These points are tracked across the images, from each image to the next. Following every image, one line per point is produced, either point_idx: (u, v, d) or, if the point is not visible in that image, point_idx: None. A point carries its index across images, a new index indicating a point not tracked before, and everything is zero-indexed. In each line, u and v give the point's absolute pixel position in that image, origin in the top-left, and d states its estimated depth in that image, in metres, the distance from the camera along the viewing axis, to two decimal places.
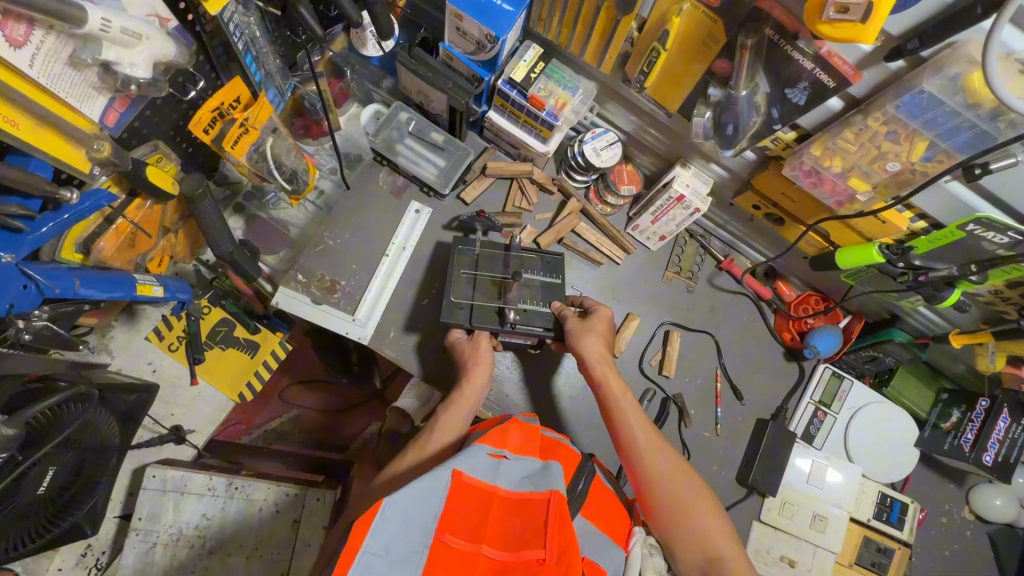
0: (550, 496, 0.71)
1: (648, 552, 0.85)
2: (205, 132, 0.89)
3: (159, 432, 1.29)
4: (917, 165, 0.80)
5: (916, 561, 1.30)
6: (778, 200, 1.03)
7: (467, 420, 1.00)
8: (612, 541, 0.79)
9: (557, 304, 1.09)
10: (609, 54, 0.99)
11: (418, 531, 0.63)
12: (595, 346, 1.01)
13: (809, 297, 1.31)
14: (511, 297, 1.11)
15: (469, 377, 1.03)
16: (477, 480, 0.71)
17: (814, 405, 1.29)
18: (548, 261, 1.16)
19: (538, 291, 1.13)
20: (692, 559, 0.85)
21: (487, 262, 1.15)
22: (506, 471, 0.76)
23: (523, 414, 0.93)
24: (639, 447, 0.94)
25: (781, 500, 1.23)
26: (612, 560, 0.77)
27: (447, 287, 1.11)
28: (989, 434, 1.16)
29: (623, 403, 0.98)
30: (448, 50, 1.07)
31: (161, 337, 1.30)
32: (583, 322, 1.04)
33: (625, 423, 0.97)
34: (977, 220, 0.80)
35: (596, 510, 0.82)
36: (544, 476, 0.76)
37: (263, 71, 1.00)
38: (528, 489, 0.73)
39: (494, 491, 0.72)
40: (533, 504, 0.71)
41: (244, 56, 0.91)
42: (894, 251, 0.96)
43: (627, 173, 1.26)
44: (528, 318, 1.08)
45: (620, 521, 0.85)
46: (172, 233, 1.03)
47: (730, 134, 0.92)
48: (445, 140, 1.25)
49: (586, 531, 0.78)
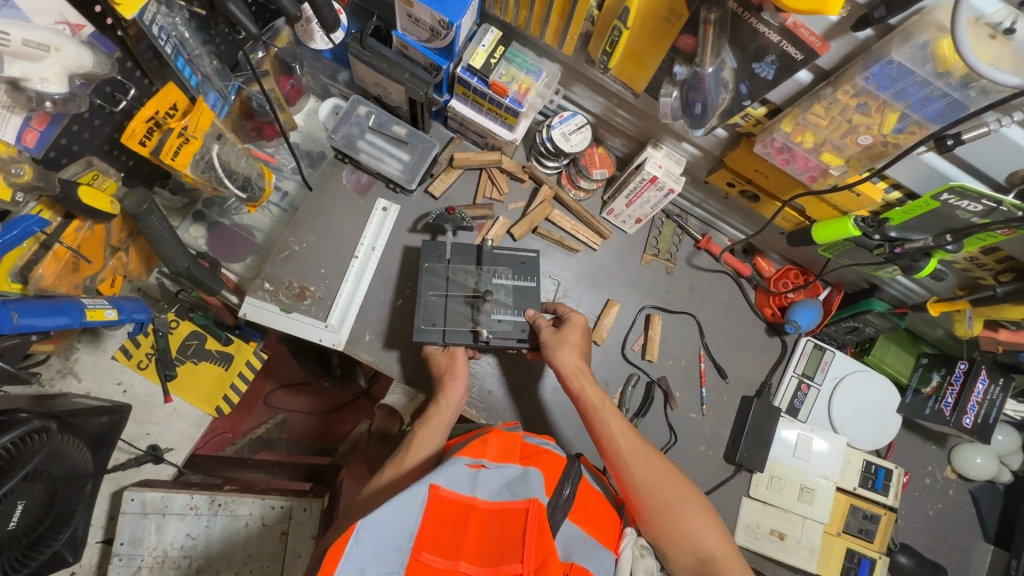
0: (529, 505, 0.70)
1: (639, 553, 0.84)
2: (141, 145, 0.83)
3: (135, 453, 1.25)
4: (889, 137, 0.77)
5: (901, 523, 1.33)
6: (753, 177, 1.01)
7: (445, 433, 0.98)
8: (601, 544, 0.79)
9: (530, 312, 1.07)
10: (570, 36, 0.94)
11: (394, 551, 0.63)
12: (570, 358, 1.01)
13: (788, 271, 1.29)
14: (484, 315, 1.08)
15: (445, 392, 1.03)
16: (455, 493, 0.71)
17: (797, 378, 1.29)
18: (522, 262, 1.14)
19: (512, 291, 1.11)
20: (683, 560, 0.85)
21: (459, 259, 1.12)
22: (485, 482, 0.75)
23: (504, 423, 0.92)
24: (622, 455, 0.92)
25: (768, 475, 1.24)
26: (601, 564, 0.76)
27: (421, 290, 1.09)
28: (968, 397, 1.17)
29: (603, 410, 0.97)
30: (401, 38, 1.01)
31: (128, 355, 1.26)
32: (557, 333, 1.04)
33: (606, 431, 0.95)
34: (951, 189, 0.79)
35: (584, 513, 0.82)
36: (524, 483, 0.75)
37: (200, 75, 0.96)
38: (507, 498, 0.72)
39: (473, 503, 0.71)
40: (513, 515, 0.70)
41: (174, 60, 0.88)
42: (869, 223, 0.93)
43: (599, 156, 1.21)
44: (502, 332, 1.08)
45: (608, 520, 0.85)
46: (122, 251, 0.99)
47: (698, 113, 0.88)
48: (408, 132, 1.19)
49: (573, 536, 0.78)
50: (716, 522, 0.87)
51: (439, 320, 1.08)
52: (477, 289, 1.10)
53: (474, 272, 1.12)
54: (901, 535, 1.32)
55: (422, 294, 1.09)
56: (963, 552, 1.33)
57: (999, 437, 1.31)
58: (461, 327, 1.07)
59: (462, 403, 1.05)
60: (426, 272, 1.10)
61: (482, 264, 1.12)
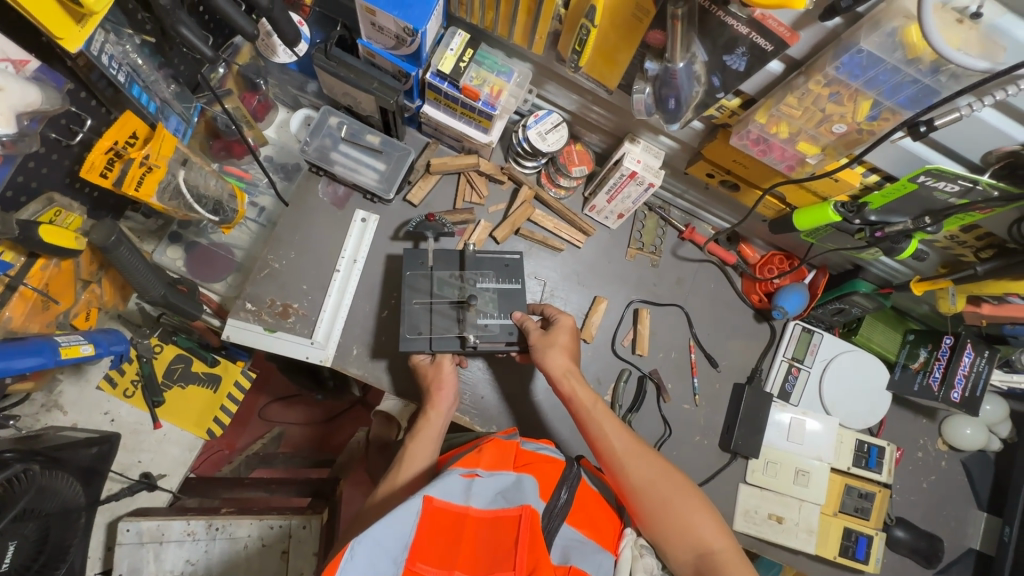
0: (522, 512, 0.71)
1: (639, 553, 0.84)
2: (103, 176, 0.80)
3: (127, 482, 1.22)
4: (863, 125, 0.77)
5: (897, 497, 1.35)
6: (731, 167, 1.00)
7: (436, 448, 0.97)
8: (600, 546, 0.80)
9: (517, 314, 1.07)
10: (538, 35, 0.92)
11: (388, 561, 0.63)
12: (558, 361, 1.01)
13: (773, 257, 1.29)
14: (469, 321, 1.07)
15: (433, 404, 1.02)
16: (450, 504, 0.72)
17: (787, 362, 1.29)
18: (506, 264, 1.13)
19: (497, 296, 1.11)
20: (683, 557, 0.85)
21: (441, 267, 1.11)
22: (479, 490, 0.75)
23: (501, 431, 0.92)
24: (616, 456, 0.92)
25: (764, 460, 1.25)
26: (600, 564, 0.77)
27: (405, 304, 1.07)
28: (955, 371, 1.18)
29: (595, 412, 0.97)
30: (367, 47, 0.99)
31: (114, 384, 1.24)
32: (545, 336, 1.04)
33: (599, 432, 0.95)
34: (928, 172, 0.78)
35: (582, 516, 0.82)
36: (517, 491, 0.75)
37: (158, 100, 0.94)
38: (500, 506, 0.73)
39: (467, 512, 0.72)
40: (506, 523, 0.71)
41: (129, 88, 0.86)
42: (849, 209, 0.92)
43: (578, 152, 1.21)
44: (490, 336, 1.07)
45: (607, 521, 0.86)
46: (94, 284, 0.97)
47: (672, 108, 0.87)
48: (383, 141, 1.17)
49: (571, 540, 0.78)
50: (713, 516, 0.87)
51: (425, 337, 1.07)
52: (462, 304, 1.08)
53: (458, 278, 1.11)
54: (897, 509, 1.34)
55: (406, 306, 1.07)
56: (958, 521, 1.35)
57: (988, 407, 1.32)
58: (447, 338, 1.06)
59: (453, 408, 1.05)
60: (409, 285, 1.09)
61: (466, 270, 1.11)
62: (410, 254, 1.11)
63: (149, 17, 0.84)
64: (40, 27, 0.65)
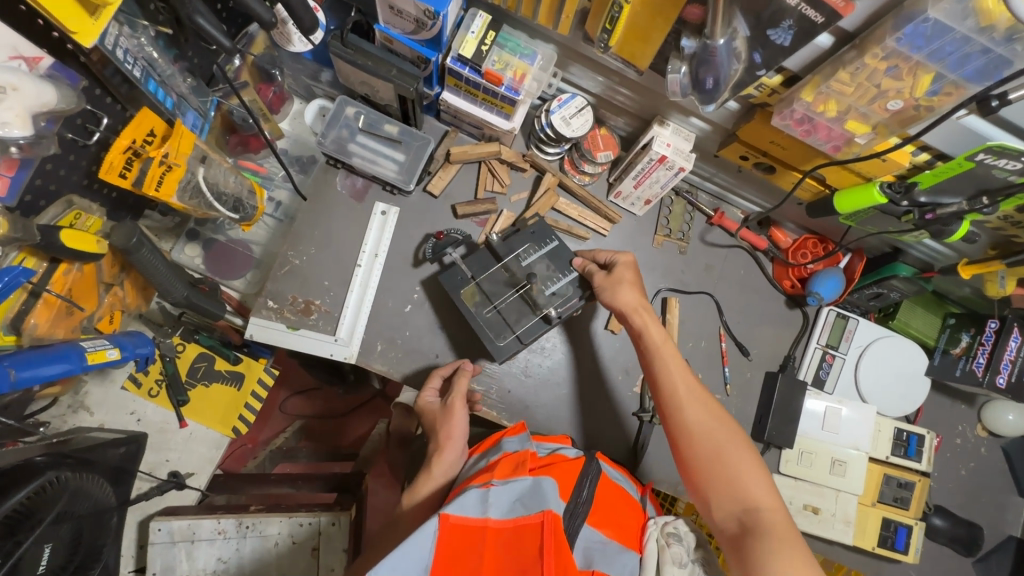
0: (543, 517, 0.69)
1: (666, 542, 0.80)
2: (121, 177, 0.77)
3: (156, 481, 1.23)
4: (922, 101, 0.71)
5: (934, 485, 1.32)
6: (769, 149, 0.95)
7: (434, 512, 0.87)
8: (623, 546, 0.78)
9: (579, 262, 1.07)
10: (565, 14, 0.88)
11: None
12: (627, 297, 1.00)
13: (806, 241, 1.25)
14: (540, 298, 1.06)
15: (438, 454, 0.92)
16: (466, 519, 0.69)
17: (821, 350, 1.26)
18: (532, 231, 1.11)
19: (539, 263, 1.09)
20: (726, 509, 0.81)
21: (490, 283, 1.08)
22: (496, 500, 0.73)
23: (511, 432, 0.91)
24: (675, 395, 0.91)
25: (798, 450, 1.22)
26: (624, 566, 0.76)
27: (483, 336, 1.05)
28: (1001, 356, 1.13)
29: (662, 350, 0.96)
30: (384, 32, 0.95)
31: (138, 384, 1.25)
32: (611, 277, 1.03)
33: (663, 369, 0.94)
34: (988, 149, 0.74)
35: (604, 515, 0.80)
36: (536, 495, 0.73)
37: (174, 95, 0.92)
38: (520, 513, 0.71)
39: (486, 524, 0.70)
40: (528, 529, 0.69)
41: (145, 83, 0.82)
42: (897, 188, 0.88)
43: (603, 137, 1.16)
44: (564, 299, 1.07)
45: (629, 515, 0.85)
46: (116, 286, 0.95)
47: (710, 89, 0.81)
48: (401, 130, 1.13)
49: (593, 541, 0.76)
50: (764, 474, 0.83)
51: (506, 331, 1.05)
52: (517, 282, 1.07)
53: (502, 267, 1.08)
54: (935, 498, 1.31)
55: (479, 321, 1.05)
56: (998, 508, 1.32)
57: None
58: (529, 324, 1.06)
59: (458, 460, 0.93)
60: (461, 300, 1.06)
61: (504, 257, 1.08)
62: (447, 283, 1.07)
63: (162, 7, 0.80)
64: (55, 21, 0.62)
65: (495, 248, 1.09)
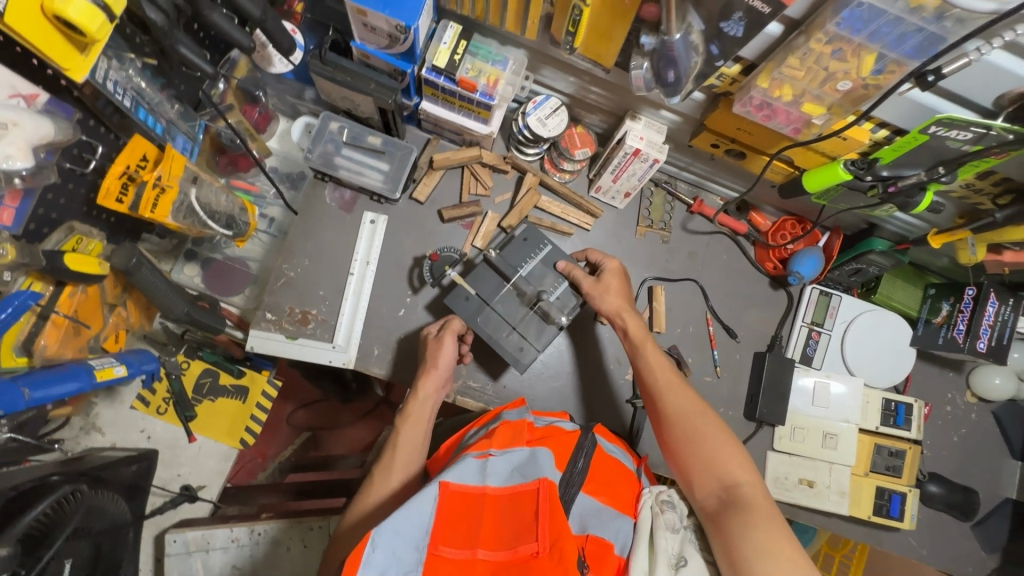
0: (539, 485, 0.73)
1: (659, 509, 0.83)
2: (119, 202, 0.83)
3: (169, 496, 1.29)
4: (868, 80, 0.75)
5: (927, 453, 1.35)
6: (737, 135, 0.99)
7: (427, 433, 0.99)
8: (617, 512, 0.81)
9: (563, 265, 1.08)
10: (531, 19, 0.92)
11: (411, 549, 0.66)
12: (609, 301, 1.06)
13: (785, 223, 1.29)
14: (550, 308, 1.06)
15: (424, 379, 1.05)
16: (466, 486, 0.74)
17: (807, 327, 1.29)
18: (523, 238, 1.10)
19: (537, 273, 1.08)
20: (708, 489, 0.85)
21: (497, 300, 1.07)
22: (494, 469, 0.77)
23: (512, 407, 0.96)
24: (655, 388, 0.97)
25: (790, 426, 1.25)
26: (618, 532, 0.78)
27: (505, 355, 1.04)
28: (979, 322, 1.16)
29: (644, 348, 1.02)
30: (361, 49, 0.98)
31: (147, 403, 1.29)
32: (598, 282, 1.07)
33: (645, 365, 1.00)
34: (939, 122, 0.77)
35: (599, 484, 0.84)
36: (533, 466, 0.78)
37: (164, 121, 0.94)
38: (517, 481, 0.75)
39: (485, 492, 0.74)
40: (524, 496, 0.73)
41: (136, 111, 0.85)
42: (860, 165, 0.92)
43: (579, 135, 1.19)
44: (565, 303, 1.08)
45: (625, 485, 0.87)
46: (120, 306, 1.00)
47: (672, 82, 0.86)
48: (384, 141, 1.17)
49: (588, 507, 0.80)
50: (743, 455, 0.86)
51: (526, 346, 1.05)
52: (524, 296, 1.07)
53: (506, 286, 1.07)
54: (929, 465, 1.34)
55: (499, 343, 1.05)
56: (992, 472, 1.35)
57: (1016, 355, 1.30)
58: (545, 334, 1.06)
59: (441, 393, 1.07)
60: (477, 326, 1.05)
61: (506, 274, 1.07)
62: (458, 313, 1.05)
63: (147, 39, 0.83)
64: (46, 59, 0.66)
65: (494, 265, 1.08)
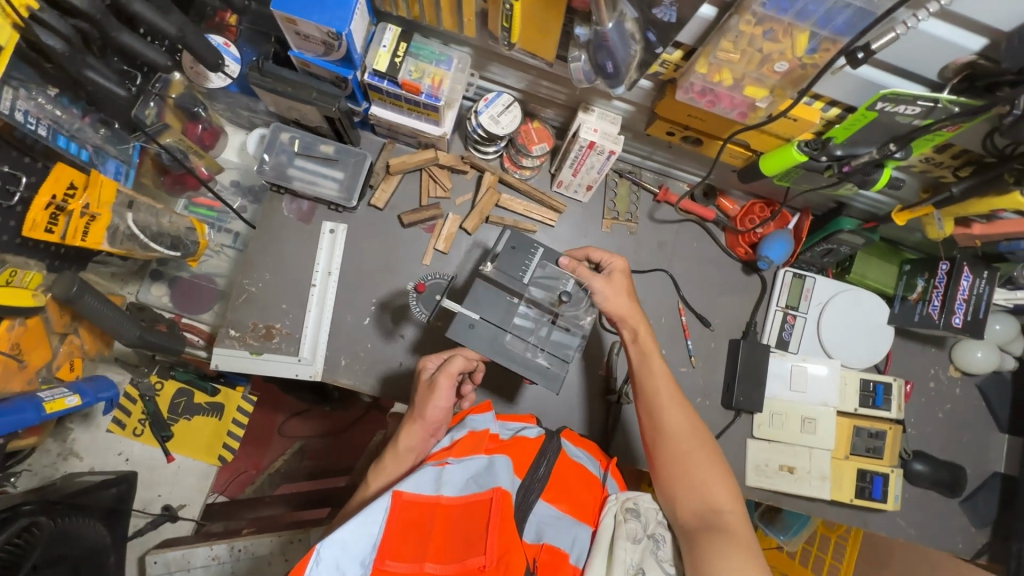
0: (493, 494, 0.72)
1: (623, 518, 0.82)
2: (48, 232, 0.82)
3: (150, 517, 1.29)
4: (804, 59, 0.73)
5: (912, 431, 1.32)
6: (689, 122, 0.96)
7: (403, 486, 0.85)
8: (576, 519, 0.81)
9: (565, 262, 0.92)
10: (466, 17, 0.90)
11: (356, 563, 0.66)
12: (618, 303, 0.95)
13: (753, 206, 1.27)
14: (565, 310, 0.93)
15: (409, 424, 0.88)
16: (420, 496, 0.73)
17: (782, 311, 1.27)
18: (512, 247, 0.94)
19: (542, 283, 0.93)
20: (690, 509, 0.84)
21: (504, 319, 0.89)
22: (450, 478, 0.75)
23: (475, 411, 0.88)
24: (658, 397, 0.91)
25: (768, 412, 1.23)
26: (574, 540, 0.79)
27: (536, 378, 0.88)
28: (955, 296, 1.14)
29: (650, 355, 0.94)
30: (299, 58, 0.96)
31: (122, 425, 1.29)
32: (607, 281, 0.95)
33: (649, 374, 0.93)
34: (885, 98, 0.74)
35: (560, 490, 0.83)
36: (489, 474, 0.76)
37: (90, 147, 0.95)
38: (472, 491, 0.74)
39: (439, 501, 0.73)
40: (478, 506, 0.72)
41: (56, 140, 0.87)
42: (813, 146, 0.89)
43: (536, 131, 1.17)
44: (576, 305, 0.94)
45: (587, 490, 0.86)
46: (71, 334, 0.99)
47: (613, 73, 0.84)
48: (337, 149, 1.16)
49: (546, 515, 0.79)
50: (729, 481, 0.86)
51: (552, 360, 0.90)
52: (533, 305, 0.91)
53: (511, 299, 0.90)
54: (914, 443, 1.32)
55: (524, 366, 0.87)
56: (979, 446, 1.33)
57: (997, 327, 1.27)
58: (566, 342, 0.92)
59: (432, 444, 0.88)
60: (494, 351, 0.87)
61: (504, 288, 0.91)
62: (471, 341, 0.87)
63: (52, 66, 0.80)
64: None
65: (494, 282, 0.91)
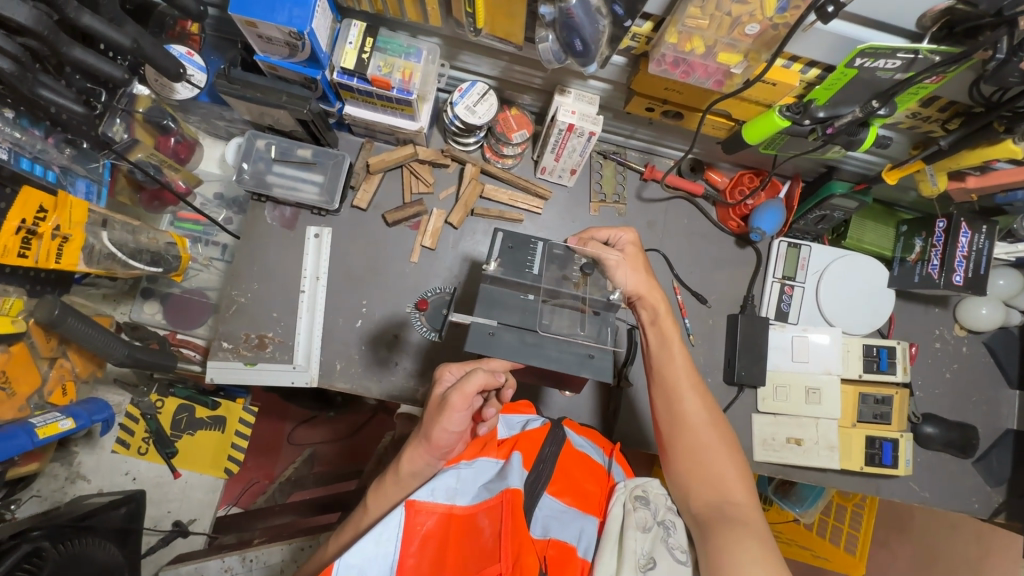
0: (504, 497, 0.71)
1: (632, 507, 0.79)
2: (21, 256, 0.80)
3: (162, 533, 1.30)
4: (775, 19, 0.71)
5: (920, 394, 1.30)
6: (666, 96, 0.94)
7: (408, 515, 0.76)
8: (582, 512, 0.79)
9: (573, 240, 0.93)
10: (429, 7, 0.88)
11: None
12: (634, 282, 0.93)
13: (742, 177, 1.25)
14: (589, 293, 0.88)
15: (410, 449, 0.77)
16: (433, 506, 0.71)
17: (778, 283, 1.25)
18: (509, 246, 0.89)
19: (551, 269, 0.88)
20: (703, 499, 0.81)
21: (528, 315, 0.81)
22: (460, 486, 0.74)
23: None
24: (676, 381, 0.89)
25: (772, 385, 1.21)
26: (581, 532, 0.77)
27: (578, 368, 0.78)
28: (953, 254, 1.12)
29: (668, 339, 0.92)
30: (265, 61, 0.95)
31: (127, 445, 1.29)
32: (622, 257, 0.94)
33: (666, 357, 0.92)
34: (863, 53, 0.72)
35: (564, 483, 0.81)
36: (500, 479, 0.75)
37: (55, 168, 0.94)
38: (485, 497, 0.73)
39: (450, 510, 0.72)
40: (491, 513, 0.71)
41: (18, 163, 0.85)
42: (795, 110, 0.86)
43: (515, 118, 1.14)
44: (597, 285, 0.90)
45: (593, 482, 0.84)
46: (60, 358, 1.00)
47: (582, 50, 0.82)
48: (314, 153, 1.15)
49: (552, 510, 0.77)
50: (745, 474, 0.83)
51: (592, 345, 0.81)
52: (553, 295, 0.85)
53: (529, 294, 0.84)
54: (923, 406, 1.30)
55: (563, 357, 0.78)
56: (989, 404, 1.31)
57: (1001, 282, 1.24)
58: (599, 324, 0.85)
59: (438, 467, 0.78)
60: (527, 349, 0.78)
61: (518, 283, 0.85)
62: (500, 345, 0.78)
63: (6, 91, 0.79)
64: None
65: (503, 281, 0.85)
